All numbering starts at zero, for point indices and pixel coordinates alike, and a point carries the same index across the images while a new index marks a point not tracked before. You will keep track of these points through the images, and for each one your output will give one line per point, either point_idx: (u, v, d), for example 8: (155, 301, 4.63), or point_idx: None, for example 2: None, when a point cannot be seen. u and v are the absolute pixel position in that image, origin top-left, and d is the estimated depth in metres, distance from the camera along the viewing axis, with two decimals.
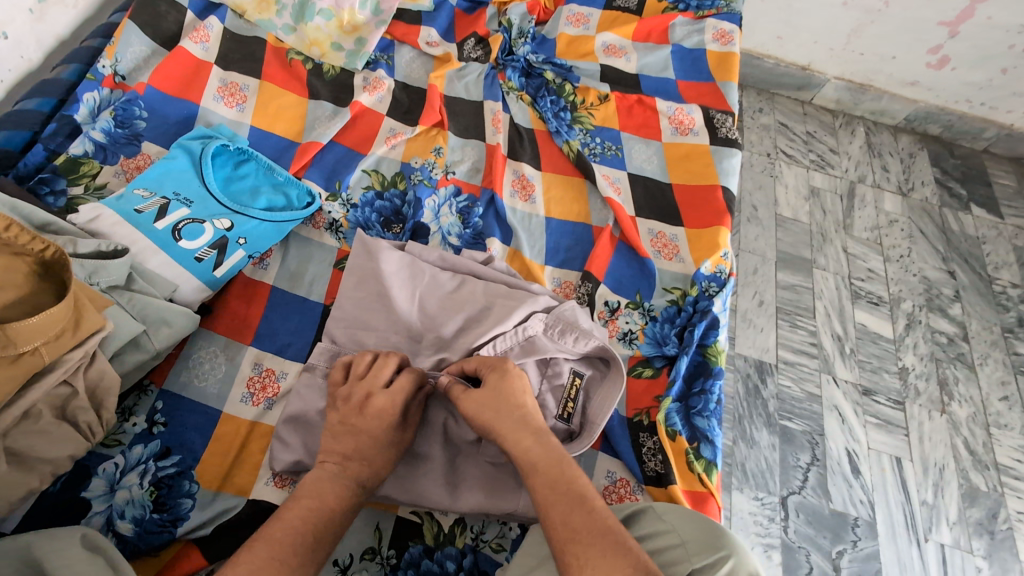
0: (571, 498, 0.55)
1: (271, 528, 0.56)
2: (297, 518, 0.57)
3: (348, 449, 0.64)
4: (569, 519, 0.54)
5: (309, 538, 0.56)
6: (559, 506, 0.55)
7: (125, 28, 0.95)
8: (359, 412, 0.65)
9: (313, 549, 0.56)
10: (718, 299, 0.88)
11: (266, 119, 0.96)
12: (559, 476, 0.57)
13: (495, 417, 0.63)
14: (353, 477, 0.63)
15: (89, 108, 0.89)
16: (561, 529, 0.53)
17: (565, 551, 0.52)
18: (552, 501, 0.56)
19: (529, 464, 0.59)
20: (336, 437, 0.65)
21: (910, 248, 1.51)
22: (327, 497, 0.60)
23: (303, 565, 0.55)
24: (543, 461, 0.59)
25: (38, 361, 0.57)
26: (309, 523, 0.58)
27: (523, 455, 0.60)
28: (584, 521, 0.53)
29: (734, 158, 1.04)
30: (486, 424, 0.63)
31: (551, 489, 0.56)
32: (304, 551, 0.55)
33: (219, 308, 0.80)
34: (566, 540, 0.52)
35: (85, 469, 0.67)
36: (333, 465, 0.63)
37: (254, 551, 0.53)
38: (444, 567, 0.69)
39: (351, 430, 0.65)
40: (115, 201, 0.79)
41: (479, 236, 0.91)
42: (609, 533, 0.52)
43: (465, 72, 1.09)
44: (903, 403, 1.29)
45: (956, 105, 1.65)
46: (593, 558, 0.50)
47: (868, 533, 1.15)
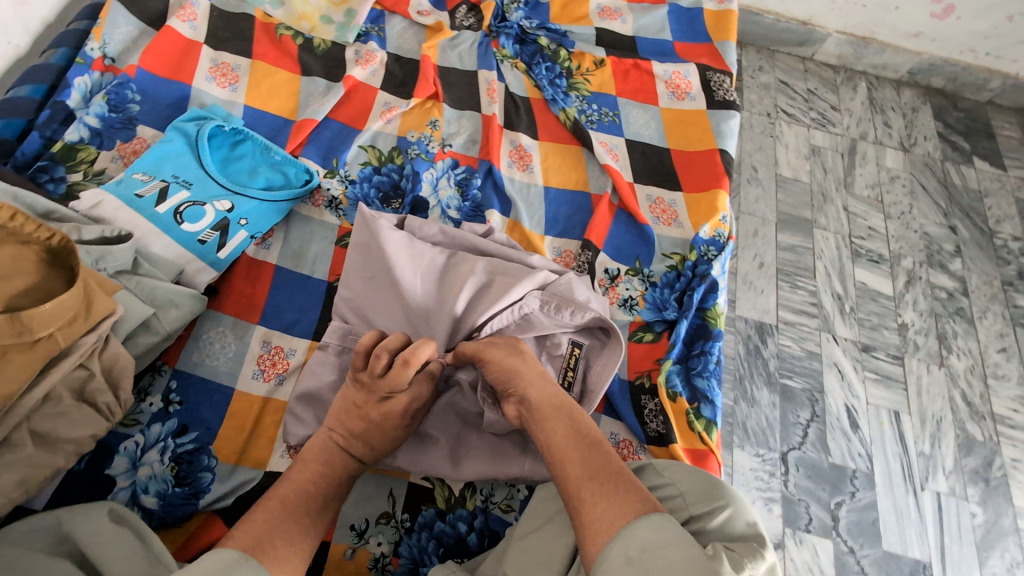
0: (586, 442, 0.58)
1: (283, 488, 0.61)
2: (307, 480, 0.62)
3: (356, 429, 0.66)
4: (585, 460, 0.56)
5: (317, 499, 0.61)
6: (577, 449, 0.58)
7: (111, 10, 0.94)
8: (376, 404, 0.67)
9: (320, 512, 0.61)
10: (717, 263, 0.89)
11: (259, 98, 0.95)
12: (576, 423, 0.61)
13: (519, 361, 0.67)
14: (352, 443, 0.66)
15: (82, 93, 0.88)
16: (577, 469, 0.56)
17: (581, 487, 0.54)
18: (569, 445, 0.58)
19: (547, 414, 0.62)
20: (344, 417, 0.67)
21: (911, 204, 1.51)
22: (332, 460, 0.65)
23: (313, 521, 0.60)
24: (564, 409, 0.63)
25: (54, 346, 0.59)
26: (318, 486, 0.62)
27: (546, 400, 0.64)
28: (599, 461, 0.56)
29: (732, 120, 1.03)
30: (505, 374, 0.66)
31: (569, 435, 0.59)
32: (314, 511, 0.60)
33: (225, 289, 0.81)
34: (581, 478, 0.55)
35: (107, 449, 0.69)
36: (339, 433, 0.66)
37: (267, 509, 0.58)
38: (456, 528, 0.72)
39: (360, 415, 0.66)
40: (115, 186, 0.79)
41: (478, 209, 0.92)
42: (622, 471, 0.55)
43: (458, 41, 1.07)
44: (902, 357, 1.32)
45: (961, 56, 1.62)
46: (607, 493, 0.53)
47: (866, 484, 1.18)
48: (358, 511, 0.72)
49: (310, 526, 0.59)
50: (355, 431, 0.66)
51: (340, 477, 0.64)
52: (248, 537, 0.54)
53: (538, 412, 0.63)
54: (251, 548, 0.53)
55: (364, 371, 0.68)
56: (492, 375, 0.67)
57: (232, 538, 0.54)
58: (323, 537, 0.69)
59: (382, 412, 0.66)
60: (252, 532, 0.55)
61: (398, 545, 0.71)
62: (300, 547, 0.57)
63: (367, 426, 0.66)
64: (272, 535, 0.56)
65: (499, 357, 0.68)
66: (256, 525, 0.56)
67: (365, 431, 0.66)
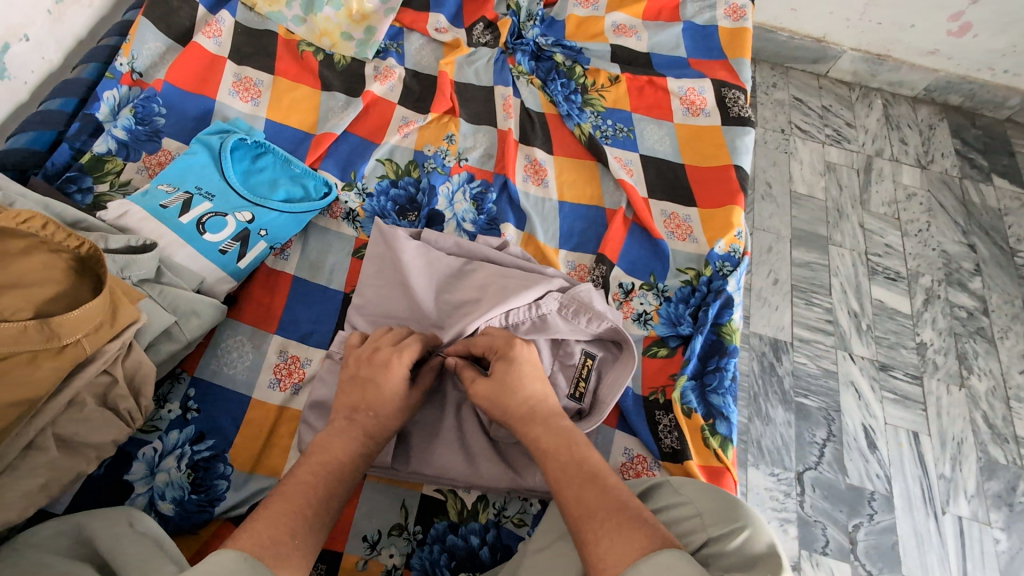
0: (587, 476, 0.56)
1: (284, 485, 0.57)
2: (307, 473, 0.58)
3: (357, 401, 0.66)
4: (583, 497, 0.54)
5: (320, 490, 0.58)
6: (575, 486, 0.56)
7: (140, 26, 0.97)
8: (369, 361, 0.68)
9: (325, 505, 0.57)
10: (732, 278, 0.89)
11: (281, 112, 0.97)
12: (570, 457, 0.59)
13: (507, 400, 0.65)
14: (359, 427, 0.64)
15: (110, 106, 0.91)
16: (577, 507, 0.54)
17: (582, 527, 0.52)
18: (570, 479, 0.57)
19: (546, 426, 0.63)
20: (346, 388, 0.67)
21: (929, 221, 1.49)
22: (336, 450, 0.62)
23: (317, 513, 0.56)
24: (559, 447, 0.61)
25: (81, 352, 0.60)
26: (320, 478, 0.59)
27: (549, 435, 0.62)
28: (598, 498, 0.54)
29: (747, 137, 1.03)
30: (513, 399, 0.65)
31: (571, 465, 0.58)
32: (318, 504, 0.57)
33: (244, 299, 0.82)
34: (581, 517, 0.53)
35: (127, 454, 0.70)
36: (340, 421, 0.65)
37: (268, 514, 0.54)
38: (469, 542, 0.72)
39: (361, 381, 0.67)
40: (141, 197, 0.81)
41: (492, 222, 0.93)
42: (623, 506, 0.53)
43: (475, 57, 1.09)
44: (921, 377, 1.29)
45: (978, 74, 1.61)
46: (610, 530, 0.51)
47: (885, 506, 1.16)
48: (371, 522, 0.72)
49: (313, 520, 0.55)
50: (357, 401, 0.66)
51: (344, 472, 0.61)
52: (254, 538, 0.50)
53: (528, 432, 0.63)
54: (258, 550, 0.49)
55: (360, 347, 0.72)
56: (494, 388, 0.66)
57: (234, 540, 0.50)
58: (324, 543, 0.70)
59: (378, 367, 0.68)
60: (257, 534, 0.51)
61: (410, 557, 0.71)
62: (305, 543, 0.53)
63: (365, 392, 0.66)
64: (278, 539, 0.52)
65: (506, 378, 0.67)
66: (262, 527, 0.52)
67: (366, 398, 0.66)
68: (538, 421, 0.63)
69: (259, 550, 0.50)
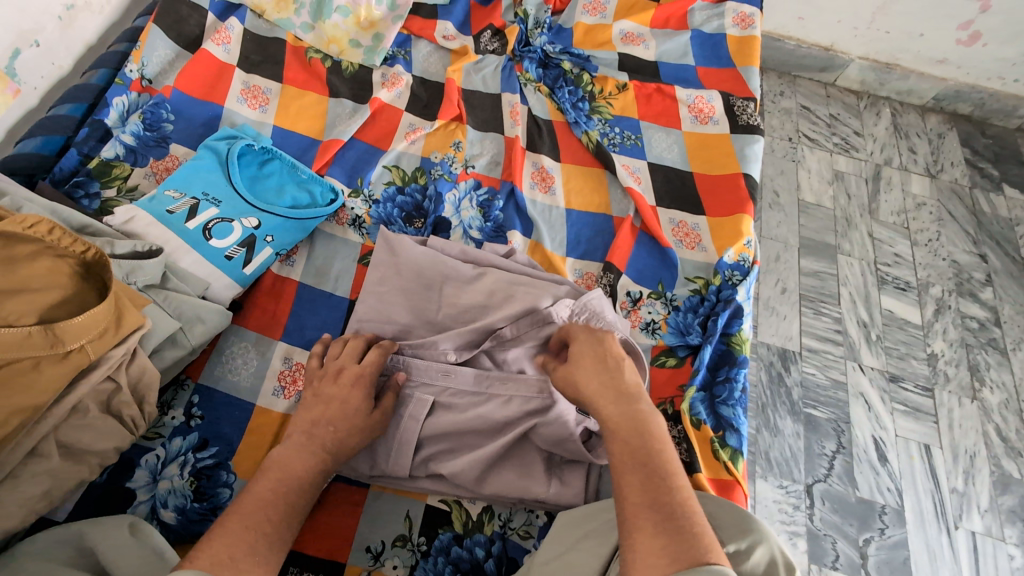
0: (650, 471, 0.52)
1: (241, 501, 0.55)
2: (267, 490, 0.57)
3: (317, 416, 0.65)
4: (646, 488, 0.51)
5: (281, 508, 0.56)
6: (637, 474, 0.52)
7: (150, 33, 0.97)
8: (333, 381, 0.69)
9: (284, 522, 0.56)
10: (741, 288, 0.88)
11: (289, 119, 0.97)
12: (639, 447, 0.54)
13: (586, 372, 0.63)
14: (317, 443, 0.62)
15: (119, 112, 0.91)
16: (637, 495, 0.51)
17: (635, 518, 0.49)
18: (633, 465, 0.53)
19: (626, 407, 0.58)
20: (307, 406, 0.66)
21: (939, 231, 1.47)
22: (294, 468, 0.60)
23: (277, 531, 0.55)
24: (632, 429, 0.56)
25: (85, 358, 0.59)
26: (280, 495, 0.57)
27: (624, 413, 0.58)
28: (660, 493, 0.50)
29: (756, 145, 1.03)
30: (590, 371, 0.63)
31: (637, 447, 0.54)
32: (278, 520, 0.55)
33: (249, 305, 0.82)
34: (638, 506, 0.50)
35: (129, 461, 0.69)
36: (298, 436, 0.63)
37: (226, 532, 0.52)
38: (473, 554, 0.71)
39: (323, 398, 0.67)
40: (148, 202, 0.81)
41: (499, 229, 0.92)
42: (684, 512, 0.49)
43: (482, 65, 1.08)
44: (931, 389, 1.27)
45: (988, 83, 1.60)
46: (664, 530, 0.47)
47: (896, 520, 1.14)
48: (375, 532, 0.71)
49: (273, 537, 0.54)
50: (317, 417, 0.65)
51: (305, 488, 0.59)
52: (213, 558, 0.49)
53: (600, 411, 0.59)
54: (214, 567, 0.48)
55: (321, 368, 0.71)
56: (572, 365, 0.64)
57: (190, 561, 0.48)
58: (294, 544, 0.69)
59: (342, 386, 0.68)
60: (213, 553, 0.49)
61: (413, 569, 0.69)
62: (266, 561, 0.52)
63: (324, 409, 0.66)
64: (237, 556, 0.50)
65: (593, 368, 0.63)
66: (221, 544, 0.50)
67: (328, 414, 0.65)
68: (615, 394, 0.60)
69: (217, 568, 0.48)
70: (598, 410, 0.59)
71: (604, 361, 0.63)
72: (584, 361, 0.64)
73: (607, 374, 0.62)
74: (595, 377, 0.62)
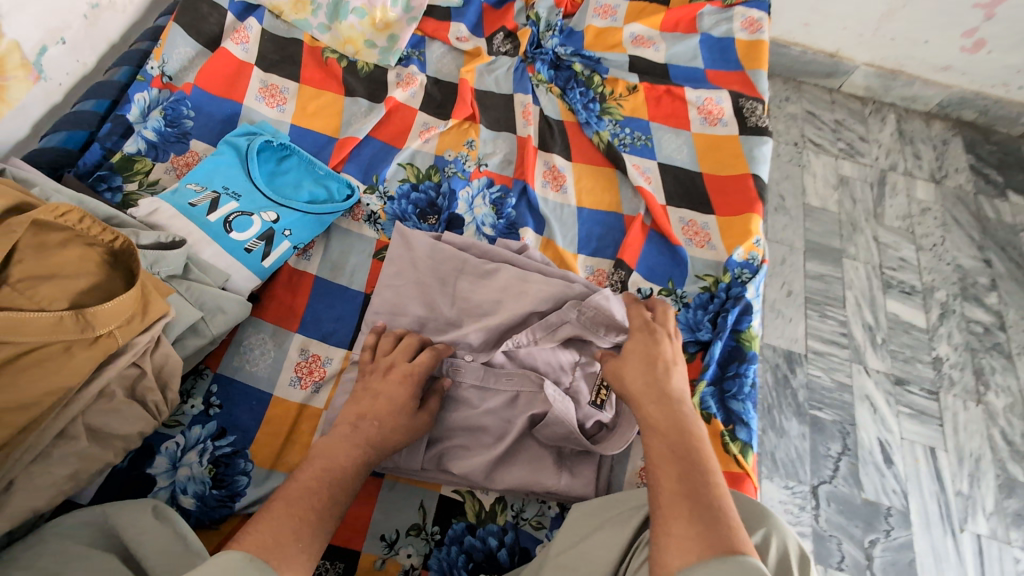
0: (686, 464, 0.53)
1: (288, 489, 0.56)
2: (313, 480, 0.57)
3: (365, 410, 0.66)
4: (682, 478, 0.52)
5: (325, 496, 0.56)
6: (674, 465, 0.53)
7: (170, 31, 0.99)
8: (382, 376, 0.69)
9: (330, 511, 0.56)
10: (751, 285, 0.89)
11: (306, 117, 0.99)
12: (678, 443, 0.56)
13: (637, 368, 0.64)
14: (362, 435, 0.63)
15: (140, 108, 0.93)
16: (672, 484, 0.52)
17: (667, 503, 0.50)
18: (669, 457, 0.54)
19: (667, 407, 0.60)
20: (356, 399, 0.67)
21: (943, 236, 1.48)
22: (339, 457, 0.60)
23: (319, 520, 0.54)
24: (672, 428, 0.57)
25: (113, 342, 0.60)
26: (324, 484, 0.57)
27: (664, 415, 0.59)
28: (696, 484, 0.51)
29: (765, 146, 1.04)
30: (641, 368, 0.64)
31: (675, 442, 0.56)
32: (322, 510, 0.55)
33: (267, 297, 0.83)
34: (673, 493, 0.51)
35: (150, 448, 0.71)
36: (344, 427, 0.64)
37: (272, 516, 0.52)
38: (487, 543, 0.72)
39: (371, 392, 0.68)
40: (171, 195, 0.82)
41: (512, 226, 0.93)
42: (718, 503, 0.49)
43: (495, 66, 1.10)
44: (937, 393, 1.28)
45: (993, 90, 1.61)
46: (696, 515, 0.48)
47: (902, 522, 1.14)
48: (389, 521, 0.72)
49: (319, 525, 0.54)
50: (364, 410, 0.65)
51: (347, 479, 0.59)
52: (257, 541, 0.49)
53: (641, 410, 0.61)
54: (260, 551, 0.49)
55: (372, 364, 0.72)
56: (625, 361, 0.66)
57: (239, 541, 0.49)
58: None
59: (391, 382, 0.68)
60: (259, 537, 0.50)
61: (427, 558, 0.71)
62: (307, 548, 0.52)
63: (364, 404, 0.66)
64: (281, 540, 0.51)
65: (642, 366, 0.64)
66: (265, 528, 0.51)
67: (374, 408, 0.66)
68: (659, 398, 0.61)
69: (262, 552, 0.49)
70: (639, 409, 0.61)
71: (652, 363, 0.64)
72: (637, 358, 0.65)
73: (654, 375, 0.63)
74: (642, 376, 0.63)
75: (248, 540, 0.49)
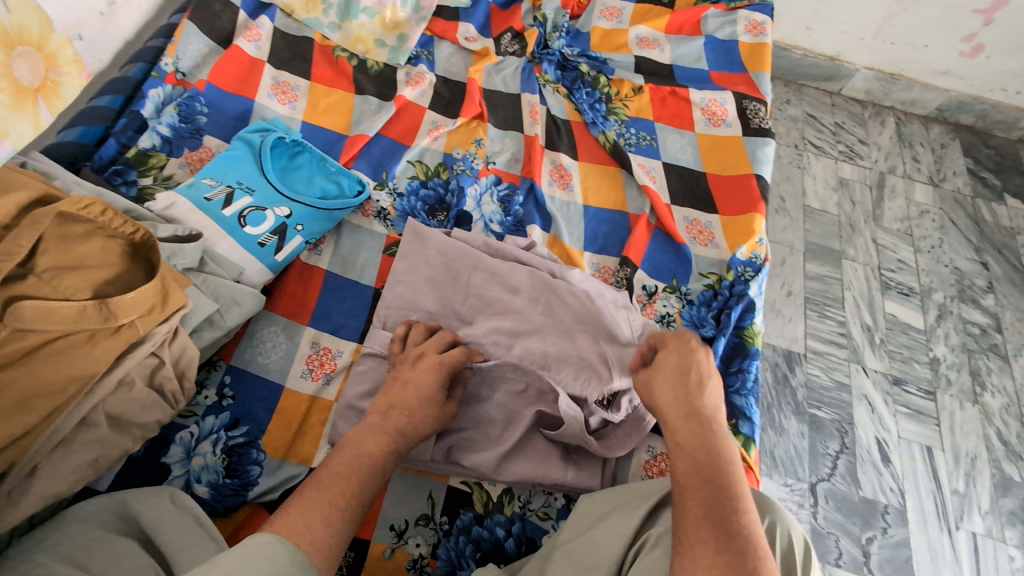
0: (714, 490, 0.54)
1: (319, 473, 0.58)
2: (342, 465, 0.59)
3: (394, 399, 0.67)
4: (709, 504, 0.52)
5: (354, 483, 0.58)
6: (701, 489, 0.54)
7: (184, 28, 1.01)
8: (412, 365, 0.71)
9: (357, 495, 0.57)
10: (754, 283, 0.91)
11: (317, 114, 1.01)
12: (707, 466, 0.56)
13: (668, 383, 0.65)
14: (392, 424, 0.65)
15: (155, 104, 0.94)
16: (697, 507, 0.52)
17: (691, 526, 0.51)
18: (696, 479, 0.55)
19: (696, 424, 0.60)
20: (386, 387, 0.69)
21: (941, 238, 1.50)
22: (368, 447, 0.62)
23: (348, 503, 0.56)
24: (701, 449, 0.58)
25: (134, 332, 0.61)
26: (352, 469, 0.59)
27: (694, 435, 0.59)
28: (723, 510, 0.52)
29: (768, 147, 1.06)
30: (671, 384, 0.65)
31: (704, 466, 0.56)
32: (350, 496, 0.57)
33: (279, 290, 0.85)
34: (698, 517, 0.52)
35: (165, 438, 0.72)
36: (375, 416, 0.66)
37: (304, 500, 0.54)
38: (494, 533, 0.73)
39: (401, 380, 0.69)
40: (186, 189, 0.84)
41: (519, 223, 0.95)
42: (746, 532, 0.50)
43: (503, 65, 1.12)
44: (933, 392, 1.30)
45: (990, 94, 1.63)
46: (720, 543, 0.49)
47: (899, 520, 1.16)
48: (398, 511, 0.74)
49: (346, 511, 0.55)
50: (395, 400, 0.67)
51: (376, 466, 0.61)
52: (290, 525, 0.51)
53: (671, 426, 0.62)
54: (291, 534, 0.50)
55: (402, 354, 0.74)
56: (658, 374, 0.66)
57: (270, 524, 0.51)
58: None
59: (420, 370, 0.70)
60: (291, 520, 0.51)
61: (436, 547, 0.72)
62: (336, 531, 0.53)
63: (394, 392, 0.68)
64: (311, 524, 0.52)
65: (673, 379, 0.65)
66: (296, 511, 0.53)
67: (404, 397, 0.67)
68: (690, 414, 0.62)
69: (294, 535, 0.50)
70: (668, 424, 0.62)
71: (685, 378, 0.64)
72: (669, 372, 0.66)
73: (685, 392, 0.63)
74: (671, 392, 0.64)
75: (280, 523, 0.51)
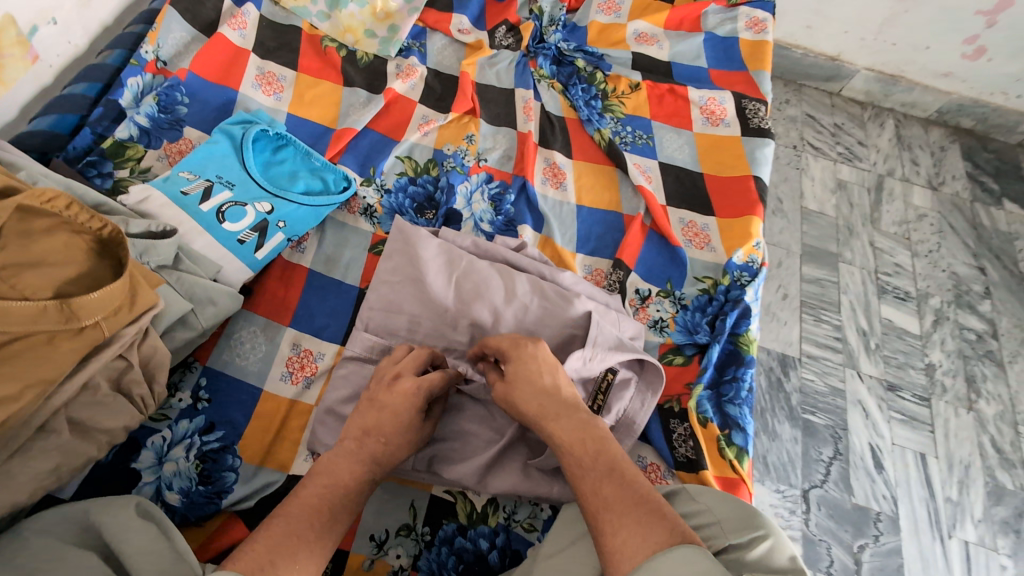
0: (606, 471, 0.54)
1: (289, 505, 0.56)
2: (313, 496, 0.57)
3: (369, 424, 0.64)
4: (605, 488, 0.52)
5: (324, 515, 0.56)
6: (595, 477, 0.54)
7: (166, 14, 0.97)
8: (388, 387, 0.66)
9: (328, 528, 0.56)
10: (750, 289, 0.89)
11: (303, 107, 0.97)
12: (592, 452, 0.56)
13: (521, 391, 0.63)
14: (367, 452, 0.62)
15: (133, 93, 0.91)
16: (596, 498, 0.52)
17: (600, 519, 0.51)
18: (588, 472, 0.55)
19: (568, 416, 0.60)
20: (361, 411, 0.65)
21: (939, 243, 1.49)
22: (341, 474, 0.60)
23: (319, 538, 0.55)
24: (582, 438, 0.58)
25: (99, 334, 0.59)
26: (325, 502, 0.58)
27: (569, 430, 0.59)
28: (619, 489, 0.52)
29: (767, 148, 1.03)
30: (524, 391, 0.63)
31: (588, 456, 0.56)
32: (320, 526, 0.56)
33: (258, 290, 0.82)
34: (600, 507, 0.51)
35: (135, 442, 0.69)
36: (349, 442, 0.62)
37: (273, 532, 0.53)
38: (477, 545, 0.71)
39: (378, 405, 0.65)
40: (163, 183, 0.81)
41: (510, 223, 0.92)
42: (646, 499, 0.50)
43: (497, 59, 1.09)
44: (928, 399, 1.28)
45: (991, 98, 1.61)
46: (629, 521, 0.49)
47: (890, 528, 1.14)
48: (378, 521, 0.71)
49: (315, 545, 0.54)
50: (370, 425, 0.63)
51: (350, 496, 0.59)
52: (247, 564, 0.48)
53: (545, 429, 0.61)
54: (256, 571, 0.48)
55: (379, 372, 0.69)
56: (510, 389, 0.63)
57: (234, 560, 0.49)
58: None
59: (395, 395, 0.65)
60: (253, 558, 0.49)
61: (416, 559, 0.70)
62: (304, 565, 0.52)
63: (370, 417, 0.64)
64: (275, 559, 0.50)
65: (527, 385, 0.63)
66: (259, 550, 0.50)
67: (380, 423, 0.63)
68: (552, 416, 0.61)
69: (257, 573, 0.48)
70: (543, 426, 0.61)
71: (535, 382, 0.63)
72: (520, 382, 0.63)
73: (542, 393, 0.62)
74: (530, 399, 0.62)
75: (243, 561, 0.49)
